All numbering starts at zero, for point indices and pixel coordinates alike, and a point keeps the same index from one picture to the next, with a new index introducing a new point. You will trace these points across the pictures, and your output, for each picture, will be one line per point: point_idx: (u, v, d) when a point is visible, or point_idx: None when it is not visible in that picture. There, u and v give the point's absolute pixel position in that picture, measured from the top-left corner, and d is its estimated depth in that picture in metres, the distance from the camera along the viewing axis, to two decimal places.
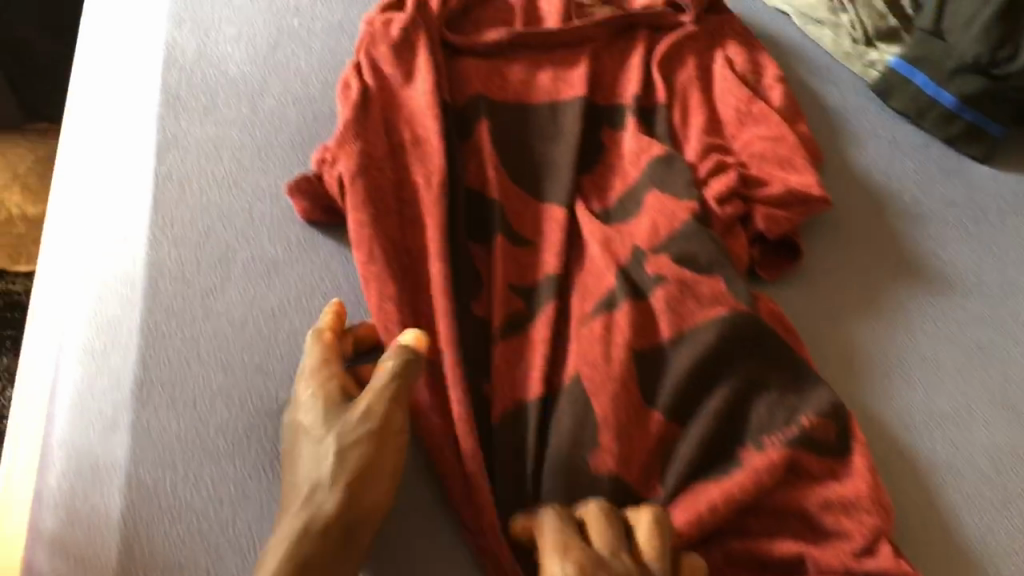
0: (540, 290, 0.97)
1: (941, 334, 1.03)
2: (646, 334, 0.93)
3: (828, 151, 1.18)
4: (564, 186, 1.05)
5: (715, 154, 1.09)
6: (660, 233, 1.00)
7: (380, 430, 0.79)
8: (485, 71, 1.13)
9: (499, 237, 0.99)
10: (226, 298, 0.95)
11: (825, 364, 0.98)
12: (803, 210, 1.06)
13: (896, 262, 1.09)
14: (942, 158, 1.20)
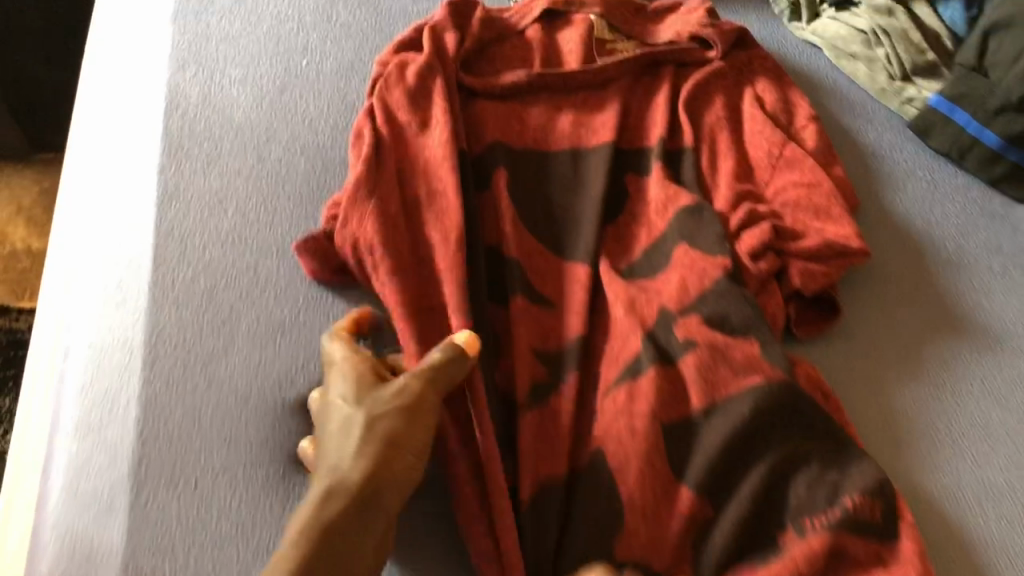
0: (563, 356, 0.92)
1: (990, 397, 0.96)
2: (676, 406, 0.87)
3: (863, 195, 1.12)
4: (587, 239, 0.99)
5: (745, 203, 1.03)
6: (690, 291, 0.94)
7: (414, 409, 0.78)
8: (502, 115, 1.08)
9: (520, 298, 0.94)
10: (230, 365, 0.89)
11: (867, 436, 0.92)
12: (842, 263, 1.00)
13: (941, 316, 1.02)
14: (985, 201, 1.14)
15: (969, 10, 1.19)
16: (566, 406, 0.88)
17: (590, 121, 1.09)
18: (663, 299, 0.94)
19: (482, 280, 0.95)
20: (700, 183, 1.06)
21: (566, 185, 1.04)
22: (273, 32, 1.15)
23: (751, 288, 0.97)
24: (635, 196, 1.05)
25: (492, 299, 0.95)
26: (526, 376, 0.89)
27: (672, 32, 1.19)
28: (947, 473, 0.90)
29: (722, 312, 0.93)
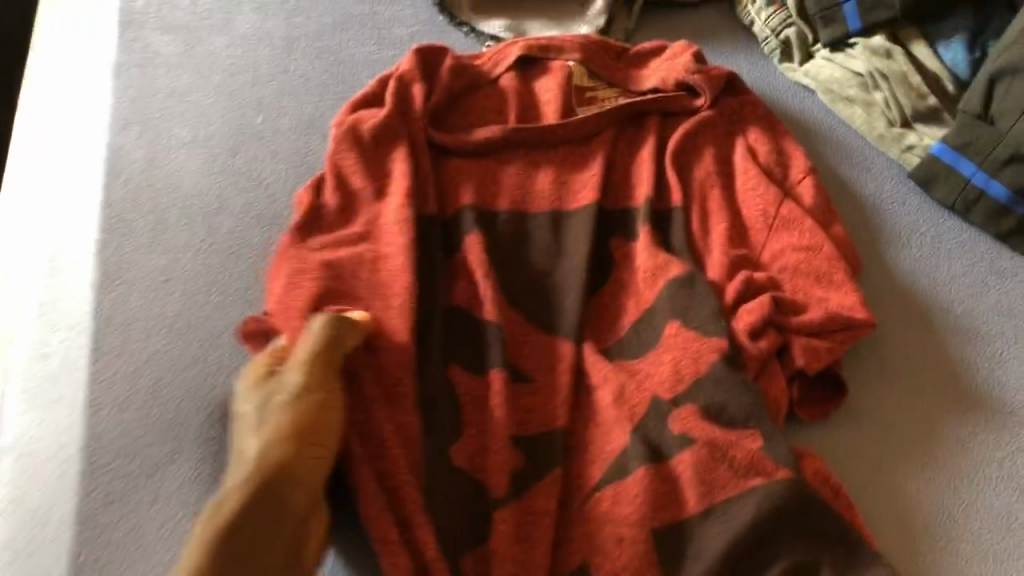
0: (547, 450, 0.83)
1: (1010, 483, 0.88)
2: (672, 510, 0.79)
3: (865, 256, 1.05)
4: (571, 317, 0.90)
5: (742, 270, 0.95)
6: (683, 377, 0.86)
7: (310, 388, 0.73)
8: (476, 175, 1.00)
9: (498, 372, 0.85)
10: (177, 473, 0.80)
11: (884, 538, 0.84)
12: (847, 335, 0.91)
13: (952, 391, 0.94)
14: (994, 257, 1.06)
15: (971, 52, 1.12)
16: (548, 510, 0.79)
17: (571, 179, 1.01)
18: (655, 385, 0.86)
19: (452, 368, 0.86)
20: (690, 248, 0.97)
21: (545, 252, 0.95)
22: (224, 84, 1.06)
23: (750, 368, 0.89)
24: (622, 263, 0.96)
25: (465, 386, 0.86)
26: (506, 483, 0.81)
27: (656, 77, 1.09)
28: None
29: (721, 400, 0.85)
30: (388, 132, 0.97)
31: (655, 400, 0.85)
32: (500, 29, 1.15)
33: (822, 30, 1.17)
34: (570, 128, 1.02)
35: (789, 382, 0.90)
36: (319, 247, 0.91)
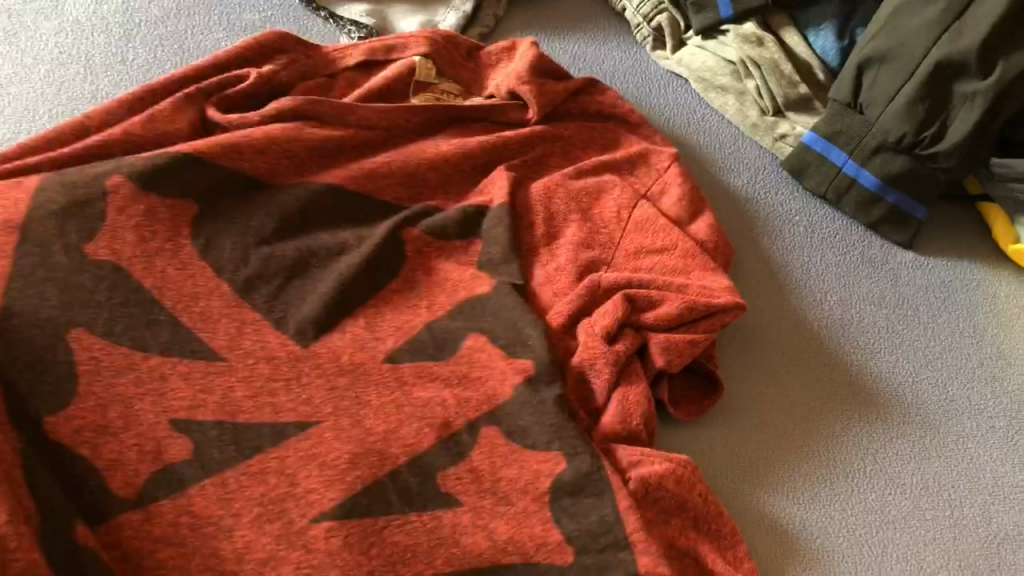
0: (334, 479, 0.75)
1: (884, 477, 0.88)
2: (469, 548, 0.75)
3: (738, 250, 1.03)
4: (384, 337, 0.85)
5: (592, 273, 0.91)
6: (491, 400, 0.82)
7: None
8: (228, 146, 0.90)
9: (185, 362, 0.78)
10: None
11: (754, 541, 0.81)
12: (710, 323, 0.89)
13: (826, 383, 0.94)
14: (864, 247, 1.07)
15: (840, 40, 1.10)
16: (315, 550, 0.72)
17: (384, 190, 0.95)
18: (468, 412, 0.81)
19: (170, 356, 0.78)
20: (518, 249, 0.94)
21: (333, 274, 0.87)
22: (35, 68, 0.98)
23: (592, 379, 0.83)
24: (450, 280, 0.91)
25: (262, 421, 0.78)
26: (270, 519, 0.73)
27: (494, 83, 1.04)
28: None
29: (548, 423, 0.80)
30: (162, 112, 0.91)
31: (469, 431, 0.80)
32: (360, 14, 1.08)
33: (693, 16, 1.14)
34: (354, 124, 0.97)
35: (655, 383, 0.86)
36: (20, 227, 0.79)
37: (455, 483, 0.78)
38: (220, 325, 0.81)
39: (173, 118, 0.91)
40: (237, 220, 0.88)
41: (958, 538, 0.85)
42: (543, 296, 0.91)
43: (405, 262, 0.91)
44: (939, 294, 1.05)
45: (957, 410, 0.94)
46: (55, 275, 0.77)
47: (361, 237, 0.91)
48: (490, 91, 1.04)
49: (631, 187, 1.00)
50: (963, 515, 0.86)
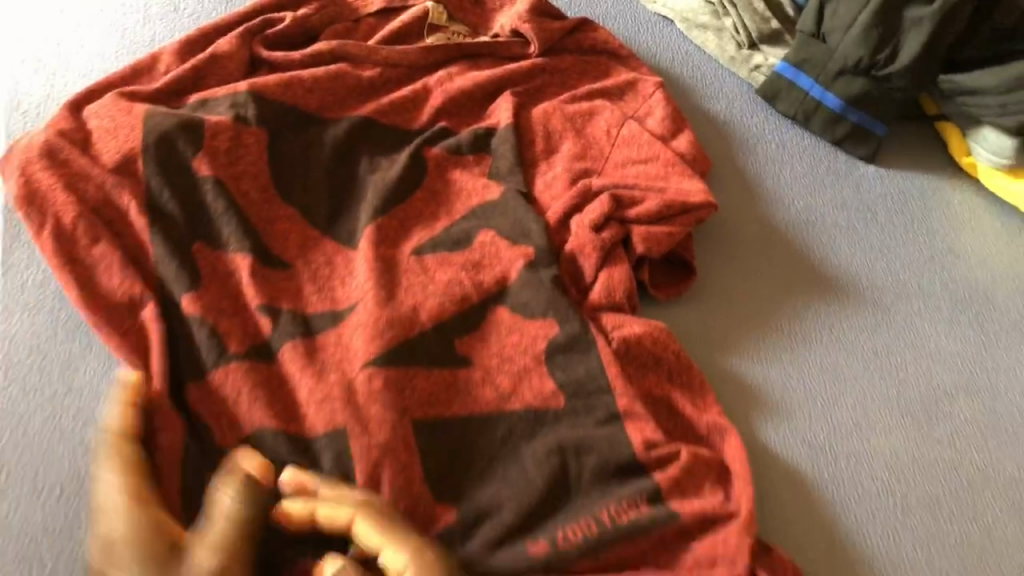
0: (369, 338, 0.89)
1: (838, 344, 1.02)
2: (480, 403, 0.90)
3: (717, 164, 1.17)
4: (407, 230, 1.00)
5: (584, 179, 1.05)
6: (500, 280, 0.97)
7: (129, 511, 0.71)
8: (280, 78, 1.06)
9: (243, 250, 0.93)
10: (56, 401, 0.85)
11: (724, 392, 0.95)
12: (686, 219, 1.03)
13: (790, 271, 1.08)
14: (831, 161, 1.20)
15: None
16: (355, 395, 0.86)
17: (401, 117, 1.09)
18: (479, 290, 0.96)
19: (232, 247, 0.93)
20: (522, 161, 1.08)
21: (357, 186, 1.03)
22: (103, 19, 1.14)
23: (587, 262, 0.98)
24: (464, 190, 1.04)
25: (304, 302, 0.93)
26: (318, 373, 0.87)
27: (500, 24, 1.20)
28: (795, 421, 0.94)
29: (545, 298, 0.95)
30: (218, 49, 1.07)
31: (478, 306, 0.95)
32: None
33: None
34: (383, 61, 1.12)
35: (637, 268, 1.00)
36: (109, 151, 0.95)
37: (467, 347, 0.93)
38: (275, 226, 0.97)
39: (229, 54, 1.07)
40: (285, 139, 1.03)
41: (902, 390, 0.99)
42: (544, 198, 1.05)
43: (427, 176, 1.05)
44: (895, 200, 1.18)
45: (907, 292, 1.08)
46: (137, 187, 0.94)
47: (393, 154, 1.06)
48: (497, 30, 1.19)
49: (619, 111, 1.14)
50: (907, 373, 1.00)
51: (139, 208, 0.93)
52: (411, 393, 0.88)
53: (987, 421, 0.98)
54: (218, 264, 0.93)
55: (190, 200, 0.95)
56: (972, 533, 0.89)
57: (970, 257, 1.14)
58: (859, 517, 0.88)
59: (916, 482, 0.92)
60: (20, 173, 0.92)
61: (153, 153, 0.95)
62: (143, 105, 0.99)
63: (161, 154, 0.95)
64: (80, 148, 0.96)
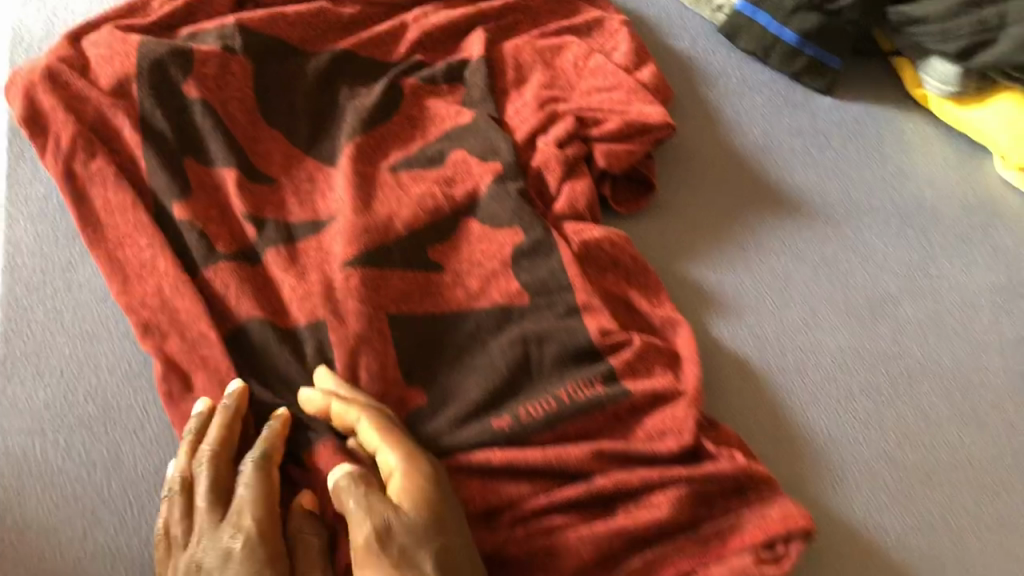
0: (346, 240, 0.96)
1: (790, 254, 1.08)
2: (451, 301, 0.96)
3: (680, 95, 1.23)
4: (385, 150, 1.07)
5: (552, 103, 1.12)
6: (471, 192, 1.03)
7: (258, 537, 0.72)
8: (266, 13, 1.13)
9: (231, 165, 1.00)
10: (55, 298, 0.92)
11: (679, 295, 1.03)
12: (645, 139, 1.10)
13: (747, 189, 1.14)
14: (788, 93, 1.27)
15: None
16: (334, 290, 0.93)
17: (380, 53, 1.17)
18: (452, 201, 1.02)
19: (220, 163, 1.01)
20: (494, 90, 1.15)
21: (338, 113, 1.10)
22: None
23: (552, 176, 1.05)
24: (438, 115, 1.11)
25: (287, 212, 1.00)
26: (300, 272, 0.94)
27: None
28: (746, 319, 1.01)
29: (512, 208, 1.01)
30: None
31: (450, 216, 1.02)
32: None
33: None
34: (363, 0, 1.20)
35: (600, 183, 1.08)
36: (106, 77, 1.03)
37: (439, 253, 0.99)
38: (260, 146, 1.04)
39: None
40: (270, 69, 1.10)
41: (849, 293, 1.06)
42: (514, 122, 1.12)
43: (404, 103, 1.11)
44: (850, 128, 1.25)
45: (857, 209, 1.15)
46: (132, 109, 1.01)
47: (372, 85, 1.13)
48: None
49: (586, 46, 1.20)
50: (854, 279, 1.07)
51: (134, 127, 1.00)
52: (387, 292, 0.94)
53: (928, 321, 1.05)
54: (208, 178, 1.00)
55: (181, 121, 1.02)
56: (909, 416, 0.96)
57: (920, 179, 1.21)
58: (803, 401, 0.95)
59: (859, 371, 0.99)
60: (24, 95, 1.00)
61: (146, 78, 1.03)
62: (138, 36, 1.06)
63: (154, 79, 1.03)
64: (79, 73, 1.03)
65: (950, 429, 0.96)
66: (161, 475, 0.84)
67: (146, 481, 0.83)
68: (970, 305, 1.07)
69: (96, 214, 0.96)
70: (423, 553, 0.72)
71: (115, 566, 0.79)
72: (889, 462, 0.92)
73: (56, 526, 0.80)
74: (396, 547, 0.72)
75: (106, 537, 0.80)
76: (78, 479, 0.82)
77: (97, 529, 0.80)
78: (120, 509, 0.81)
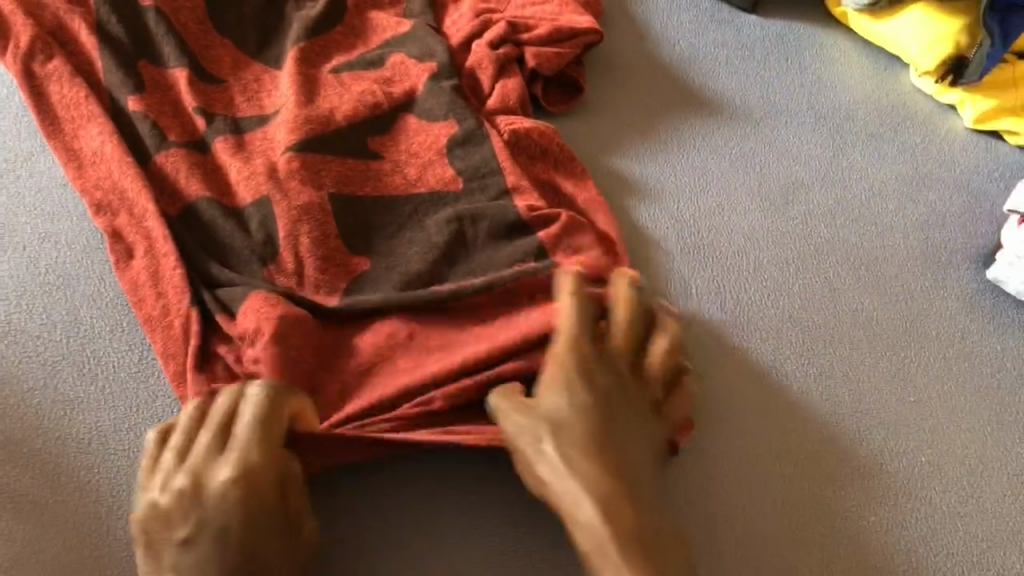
0: (291, 129, 1.03)
1: (711, 148, 1.16)
2: (389, 184, 1.03)
3: (612, 13, 1.31)
4: (328, 55, 1.14)
5: (486, 13, 1.19)
6: (408, 91, 1.10)
7: (248, 481, 0.70)
8: None
9: (181, 65, 1.07)
10: (19, 183, 1.00)
11: (604, 185, 1.10)
12: (573, 44, 1.17)
13: (672, 94, 1.22)
14: (714, 10, 1.34)
15: None
16: (278, 173, 1.00)
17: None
18: (390, 97, 1.09)
19: (170, 63, 1.08)
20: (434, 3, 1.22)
21: (284, 24, 1.16)
22: None
23: (484, 76, 1.12)
24: (379, 27, 1.18)
25: (235, 108, 1.07)
26: (246, 158, 1.01)
27: None
28: (665, 203, 1.10)
29: (448, 105, 1.09)
30: None
31: (389, 111, 1.09)
32: None
33: None
34: None
35: (531, 83, 1.15)
36: None
37: (377, 144, 1.06)
38: (209, 50, 1.11)
39: None
40: None
41: (763, 182, 1.14)
42: (452, 31, 1.19)
43: (347, 16, 1.18)
44: (773, 39, 1.32)
45: (776, 108, 1.23)
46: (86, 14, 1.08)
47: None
48: None
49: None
50: (769, 169, 1.15)
51: (90, 31, 1.07)
52: (327, 176, 1.01)
53: (836, 205, 1.13)
54: (160, 77, 1.07)
55: (134, 24, 1.09)
56: (812, 284, 1.05)
57: (837, 84, 1.28)
58: (712, 273, 1.04)
59: (767, 247, 1.07)
60: None
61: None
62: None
63: None
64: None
65: (852, 295, 1.04)
66: (116, 333, 0.91)
67: (104, 339, 0.91)
68: (877, 191, 1.15)
69: (52, 108, 1.02)
70: (544, 432, 0.75)
71: (72, 410, 0.87)
72: (791, 323, 1.01)
73: (15, 375, 0.88)
74: (526, 415, 0.77)
75: (65, 384, 0.88)
76: (40, 337, 0.90)
77: (56, 378, 0.88)
78: (78, 362, 0.89)
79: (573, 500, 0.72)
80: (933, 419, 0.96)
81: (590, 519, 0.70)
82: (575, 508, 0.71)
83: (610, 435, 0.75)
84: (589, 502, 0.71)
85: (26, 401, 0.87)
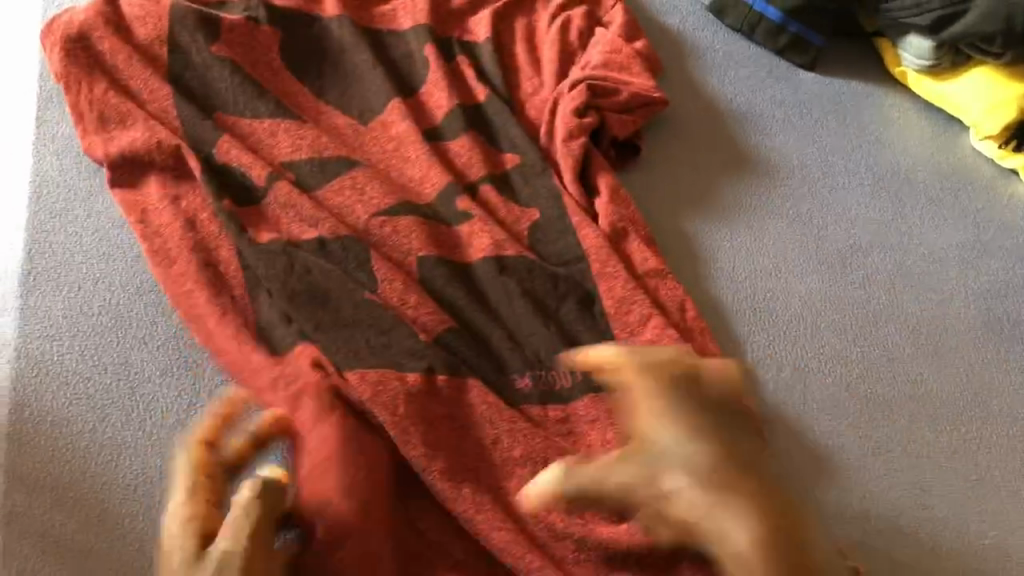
0: (358, 193, 1.03)
1: (767, 209, 1.15)
2: (446, 247, 1.01)
3: (669, 65, 1.29)
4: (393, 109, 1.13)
5: (549, 71, 1.17)
6: (472, 155, 1.09)
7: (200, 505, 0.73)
8: None
9: (248, 120, 1.07)
10: (78, 223, 1.01)
11: (664, 245, 1.10)
12: (646, 112, 1.16)
13: (729, 153, 1.20)
14: (773, 66, 1.31)
15: None
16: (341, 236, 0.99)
17: (400, 5, 1.20)
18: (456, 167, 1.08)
19: (236, 117, 1.07)
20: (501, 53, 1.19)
21: (364, 70, 1.13)
22: None
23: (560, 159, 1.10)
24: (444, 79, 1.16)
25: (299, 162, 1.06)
26: (307, 221, 1.00)
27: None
28: (721, 265, 1.09)
29: (515, 169, 1.09)
30: None
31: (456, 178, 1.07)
32: None
33: None
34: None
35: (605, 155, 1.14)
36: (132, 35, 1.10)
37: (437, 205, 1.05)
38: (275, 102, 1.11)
39: None
40: (291, 30, 1.15)
41: (819, 245, 1.12)
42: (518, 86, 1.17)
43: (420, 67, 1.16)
44: (833, 98, 1.29)
45: (833, 169, 1.21)
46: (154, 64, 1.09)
47: (391, 51, 1.17)
48: None
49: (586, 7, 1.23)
50: (826, 232, 1.13)
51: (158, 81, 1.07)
52: (388, 231, 1.00)
53: (894, 271, 1.11)
54: (227, 126, 1.07)
55: (203, 74, 1.09)
56: (871, 355, 1.03)
57: (895, 143, 1.25)
58: (769, 338, 1.04)
59: (821, 315, 1.06)
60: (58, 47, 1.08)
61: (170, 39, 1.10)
62: None
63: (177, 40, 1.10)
64: (108, 24, 1.10)
65: (908, 367, 1.03)
66: (166, 378, 0.92)
67: (152, 384, 0.91)
68: (937, 257, 1.13)
69: (115, 146, 1.02)
70: (674, 477, 0.65)
71: (120, 456, 0.87)
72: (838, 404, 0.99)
73: (64, 419, 0.88)
74: (633, 477, 0.65)
75: (113, 428, 0.88)
76: (90, 380, 0.91)
77: (105, 422, 0.89)
78: (127, 409, 0.90)
79: (714, 528, 0.65)
80: (995, 500, 0.95)
81: (744, 546, 0.64)
82: (719, 541, 0.65)
83: (734, 458, 0.67)
84: (733, 526, 0.65)
85: (75, 444, 0.87)
